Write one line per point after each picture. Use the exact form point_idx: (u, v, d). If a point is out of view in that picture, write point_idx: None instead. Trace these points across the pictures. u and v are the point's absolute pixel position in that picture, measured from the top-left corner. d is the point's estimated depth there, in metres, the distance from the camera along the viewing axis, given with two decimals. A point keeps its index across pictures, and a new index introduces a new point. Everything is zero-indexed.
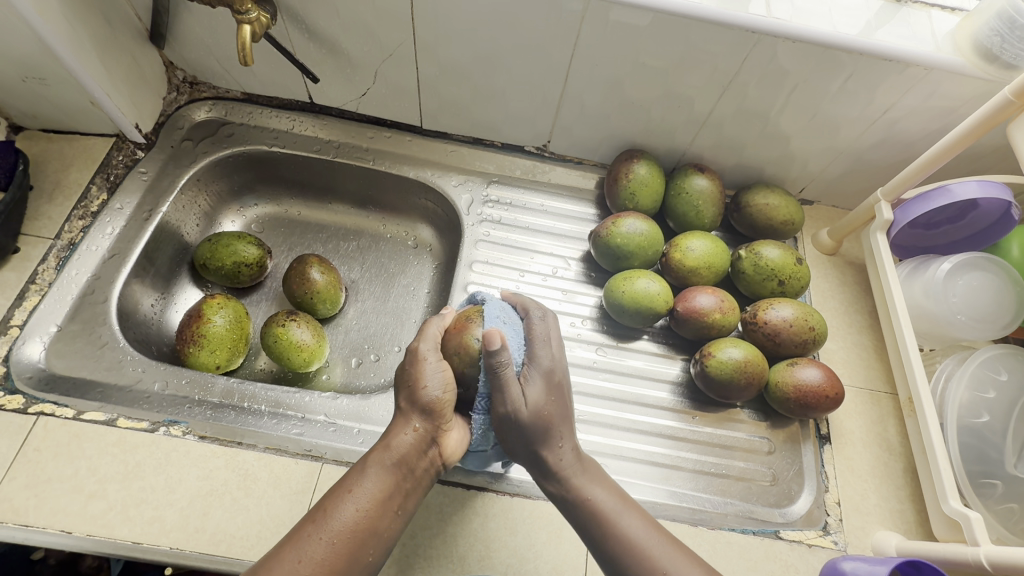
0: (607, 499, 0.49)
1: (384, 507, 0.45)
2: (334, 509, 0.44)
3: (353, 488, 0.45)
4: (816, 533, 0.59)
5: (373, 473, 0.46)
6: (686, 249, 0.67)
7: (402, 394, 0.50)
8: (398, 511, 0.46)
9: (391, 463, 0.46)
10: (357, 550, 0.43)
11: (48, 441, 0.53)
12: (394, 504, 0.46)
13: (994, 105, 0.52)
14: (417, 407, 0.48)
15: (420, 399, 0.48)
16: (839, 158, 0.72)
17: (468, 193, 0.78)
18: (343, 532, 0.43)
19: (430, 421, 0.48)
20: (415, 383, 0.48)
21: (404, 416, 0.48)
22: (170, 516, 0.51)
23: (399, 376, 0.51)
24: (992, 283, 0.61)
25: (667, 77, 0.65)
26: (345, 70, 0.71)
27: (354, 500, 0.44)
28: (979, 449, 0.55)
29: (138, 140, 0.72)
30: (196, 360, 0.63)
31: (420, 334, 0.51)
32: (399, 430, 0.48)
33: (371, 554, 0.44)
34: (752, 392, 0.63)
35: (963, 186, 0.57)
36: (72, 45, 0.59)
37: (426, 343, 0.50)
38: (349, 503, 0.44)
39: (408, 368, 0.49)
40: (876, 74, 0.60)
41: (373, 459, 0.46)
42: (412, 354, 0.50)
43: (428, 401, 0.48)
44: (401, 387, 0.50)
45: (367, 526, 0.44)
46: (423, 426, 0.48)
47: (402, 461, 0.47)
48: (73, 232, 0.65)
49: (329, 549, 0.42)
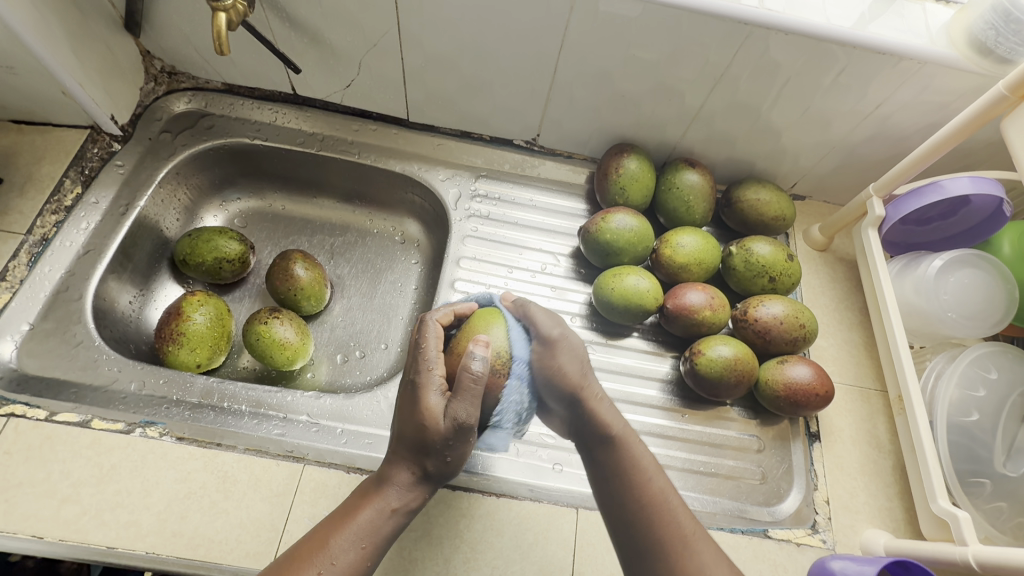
0: (647, 456, 0.49)
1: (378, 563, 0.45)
2: (344, 559, 0.42)
3: (364, 542, 0.43)
4: (805, 532, 0.59)
5: (385, 533, 0.44)
6: (677, 245, 0.66)
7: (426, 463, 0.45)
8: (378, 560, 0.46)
9: (400, 525, 0.46)
10: None
11: (19, 444, 0.52)
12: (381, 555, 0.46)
13: (987, 100, 0.51)
14: (439, 476, 0.47)
15: (444, 471, 0.47)
16: (831, 153, 0.71)
17: (456, 187, 0.77)
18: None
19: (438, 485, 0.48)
20: (450, 461, 0.46)
21: (421, 488, 0.46)
22: (147, 520, 0.50)
23: (432, 443, 0.45)
24: (983, 280, 0.60)
25: (658, 70, 0.64)
26: (328, 60, 0.69)
27: (362, 555, 0.43)
28: (968, 448, 0.54)
29: (114, 132, 0.70)
30: (176, 359, 0.62)
31: (457, 409, 0.44)
32: (413, 498, 0.46)
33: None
34: (741, 390, 0.62)
35: (955, 182, 0.57)
36: (41, 33, 0.57)
37: (473, 416, 0.44)
38: (360, 555, 0.42)
39: (449, 440, 0.45)
40: (869, 68, 0.59)
41: (388, 520, 0.44)
42: (452, 425, 0.44)
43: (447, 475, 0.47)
44: (428, 456, 0.45)
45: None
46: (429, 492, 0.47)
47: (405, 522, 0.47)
48: (46, 227, 0.63)
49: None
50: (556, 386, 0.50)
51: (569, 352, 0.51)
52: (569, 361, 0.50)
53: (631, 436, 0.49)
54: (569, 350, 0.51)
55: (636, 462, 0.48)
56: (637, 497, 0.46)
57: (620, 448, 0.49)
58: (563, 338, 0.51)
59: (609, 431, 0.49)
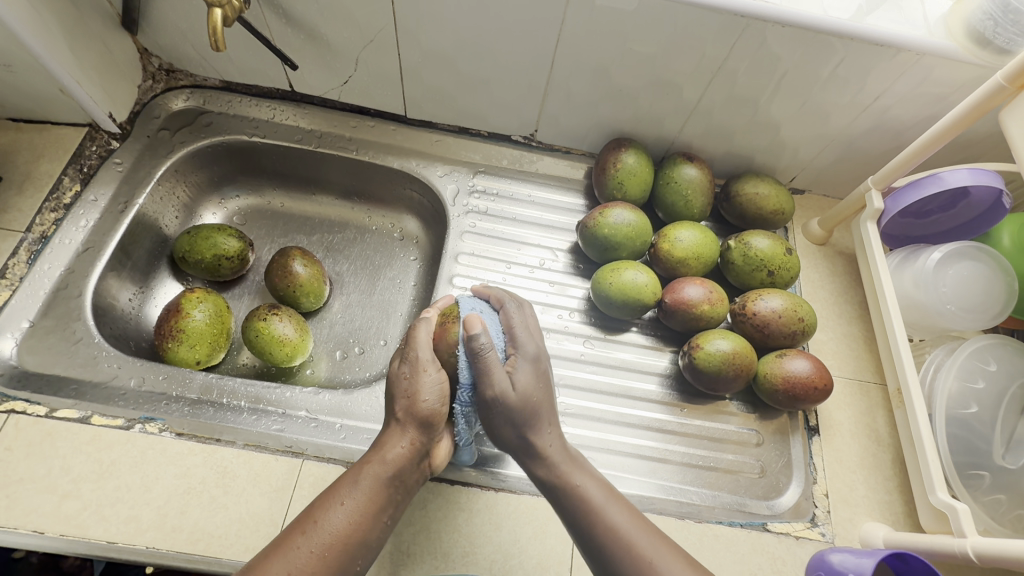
0: (595, 490, 0.47)
1: (375, 517, 0.44)
2: (325, 519, 0.42)
3: (345, 499, 0.44)
4: (804, 525, 0.59)
5: (366, 484, 0.44)
6: (675, 239, 0.66)
7: (395, 404, 0.47)
8: (388, 519, 0.46)
9: (385, 476, 0.45)
10: (348, 557, 0.42)
11: (20, 440, 0.52)
12: (385, 515, 0.45)
13: (986, 91, 0.51)
14: (414, 420, 0.46)
15: (417, 409, 0.46)
16: (830, 146, 0.71)
17: (454, 183, 0.77)
18: (332, 542, 0.42)
19: (426, 434, 0.47)
20: (414, 395, 0.46)
21: (398, 428, 0.46)
22: (147, 515, 0.50)
23: (393, 381, 0.48)
24: (983, 272, 0.60)
25: (655, 64, 0.63)
26: (326, 57, 0.69)
27: (345, 512, 0.43)
28: (967, 441, 0.54)
29: (112, 130, 0.70)
30: (175, 355, 0.62)
31: (412, 340, 0.48)
32: (394, 443, 0.46)
33: (359, 563, 0.43)
34: (740, 384, 0.62)
35: (954, 174, 0.56)
36: (38, 31, 0.57)
37: (424, 351, 0.47)
38: (340, 514, 0.43)
39: (404, 375, 0.47)
40: (868, 60, 0.59)
41: (367, 471, 0.45)
42: (409, 360, 0.47)
43: (427, 413, 0.46)
44: (396, 395, 0.47)
45: (357, 537, 0.43)
46: (419, 439, 0.47)
47: (397, 474, 0.45)
48: (45, 225, 0.64)
49: (319, 562, 0.41)
50: (517, 425, 0.47)
51: (505, 417, 0.47)
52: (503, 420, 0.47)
53: (572, 474, 0.48)
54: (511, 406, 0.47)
55: (585, 498, 0.47)
56: (599, 544, 0.45)
57: (566, 493, 0.47)
58: (501, 399, 0.46)
59: (552, 471, 0.48)
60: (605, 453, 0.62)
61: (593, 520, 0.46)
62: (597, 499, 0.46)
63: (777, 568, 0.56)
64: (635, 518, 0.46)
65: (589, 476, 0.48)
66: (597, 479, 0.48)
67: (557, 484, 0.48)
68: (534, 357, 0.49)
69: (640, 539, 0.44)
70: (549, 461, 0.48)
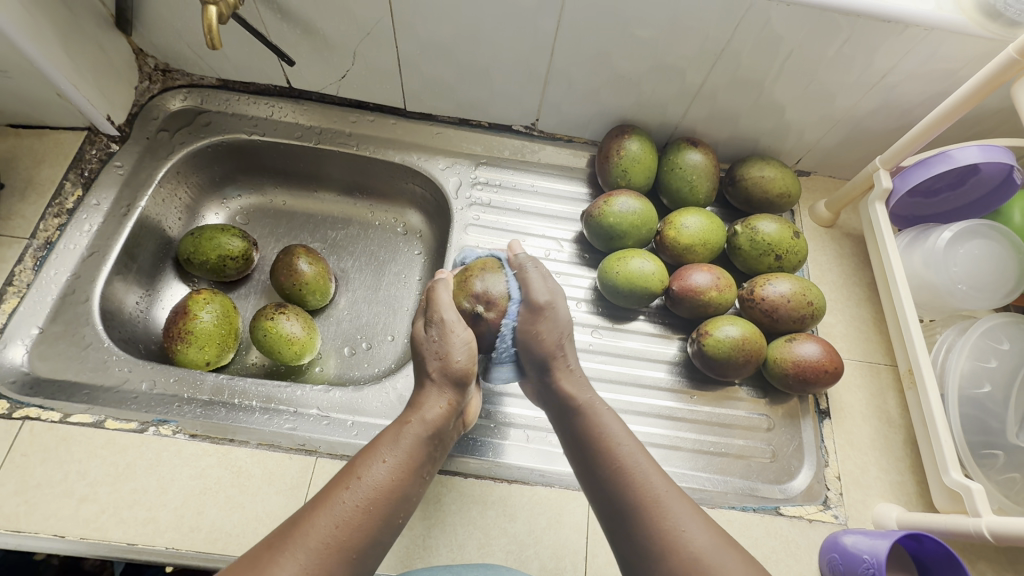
0: (616, 428, 0.49)
1: (415, 474, 0.45)
2: (368, 474, 0.43)
3: (386, 455, 0.44)
4: (817, 508, 0.59)
5: (406, 443, 0.45)
6: (681, 226, 0.65)
7: (429, 366, 0.50)
8: (425, 477, 0.47)
9: (424, 435, 0.46)
10: (389, 513, 0.43)
11: (36, 446, 0.53)
12: (422, 472, 0.46)
13: (997, 66, 0.50)
14: (447, 380, 0.49)
15: (451, 369, 0.49)
16: (836, 126, 0.70)
17: (456, 176, 0.76)
18: (376, 497, 0.42)
19: (460, 392, 0.50)
20: (446, 355, 0.49)
21: (435, 388, 0.49)
22: (164, 516, 0.51)
23: (421, 346, 0.50)
24: (994, 250, 0.59)
25: (657, 48, 0.62)
26: (322, 52, 0.68)
27: (387, 468, 0.44)
28: (979, 420, 0.54)
29: (111, 132, 0.70)
30: (186, 358, 0.62)
31: (436, 304, 0.50)
32: (431, 403, 0.48)
33: (401, 517, 0.44)
34: (750, 369, 0.62)
35: (964, 151, 0.56)
36: (31, 34, 0.56)
37: (449, 312, 0.50)
38: (382, 469, 0.43)
39: (432, 338, 0.50)
40: (874, 37, 0.58)
41: (407, 430, 0.46)
42: (436, 325, 0.50)
43: (460, 372, 0.49)
44: (427, 358, 0.50)
45: (399, 492, 0.44)
46: (455, 399, 0.49)
47: (434, 432, 0.47)
48: (49, 230, 0.64)
49: (365, 515, 0.41)
50: (540, 367, 0.53)
51: (553, 325, 0.52)
52: (550, 330, 0.52)
53: (595, 403, 0.51)
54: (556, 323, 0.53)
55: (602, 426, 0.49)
56: (612, 474, 0.46)
57: (583, 420, 0.50)
58: (552, 304, 0.53)
59: (573, 402, 0.51)
60: None
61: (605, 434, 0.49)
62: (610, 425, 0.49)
63: (790, 551, 0.56)
64: (655, 465, 0.47)
65: (615, 419, 0.51)
66: (620, 422, 0.51)
67: (580, 411, 0.51)
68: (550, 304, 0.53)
69: (652, 474, 0.46)
70: (575, 399, 0.52)
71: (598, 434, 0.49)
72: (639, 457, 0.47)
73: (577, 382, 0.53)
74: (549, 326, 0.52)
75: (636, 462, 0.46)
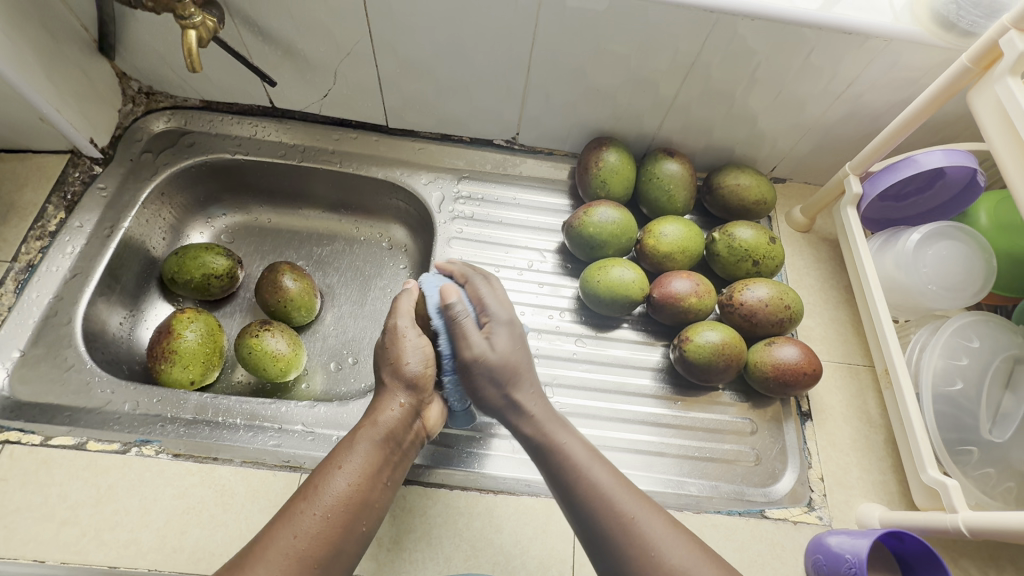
0: (579, 450, 0.48)
1: (375, 479, 0.45)
2: (325, 484, 0.43)
3: (343, 464, 0.45)
4: (801, 510, 0.59)
5: (362, 448, 0.46)
6: (659, 234, 0.67)
7: (383, 370, 0.52)
8: (389, 483, 0.47)
9: (379, 438, 0.47)
10: (351, 522, 0.43)
11: (15, 470, 0.52)
12: (383, 477, 0.46)
13: (953, 73, 0.52)
14: (401, 382, 0.51)
15: (403, 373, 0.51)
16: (808, 134, 0.72)
17: (439, 190, 0.77)
18: (335, 505, 0.42)
19: (415, 395, 0.51)
20: (397, 359, 0.51)
21: (388, 391, 0.50)
22: (147, 537, 0.50)
23: (380, 353, 0.53)
24: (962, 250, 0.61)
25: (630, 62, 0.64)
26: (304, 72, 0.70)
27: (345, 475, 0.44)
28: (954, 417, 0.55)
29: (94, 155, 0.70)
30: (169, 377, 0.62)
31: (394, 310, 0.53)
32: (384, 407, 0.49)
33: (364, 524, 0.44)
34: (731, 373, 0.63)
35: (929, 156, 0.57)
36: (14, 61, 0.57)
37: (403, 320, 0.52)
38: (340, 478, 0.44)
39: (386, 345, 0.52)
40: (838, 48, 0.60)
41: (361, 436, 0.47)
42: (390, 331, 0.52)
43: (412, 375, 0.51)
44: (382, 363, 0.52)
45: (360, 498, 0.44)
46: (409, 401, 0.51)
47: (389, 436, 0.48)
48: (31, 253, 0.64)
49: (325, 524, 0.41)
50: (498, 384, 0.50)
51: (485, 373, 0.50)
52: (484, 380, 0.50)
53: (554, 430, 0.49)
54: (486, 371, 0.50)
55: (568, 457, 0.47)
56: (580, 498, 0.45)
57: (550, 450, 0.48)
58: (479, 361, 0.50)
59: (539, 429, 0.49)
60: (603, 450, 0.62)
61: (575, 472, 0.46)
62: (578, 457, 0.47)
63: (776, 553, 0.56)
64: (618, 480, 0.46)
65: (575, 436, 0.49)
66: (582, 440, 0.49)
67: (541, 441, 0.49)
68: (507, 321, 0.52)
69: (622, 497, 0.45)
70: (537, 422, 0.50)
71: (564, 462, 0.47)
72: (602, 475, 0.46)
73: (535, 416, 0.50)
74: (502, 339, 0.51)
75: (604, 485, 0.45)
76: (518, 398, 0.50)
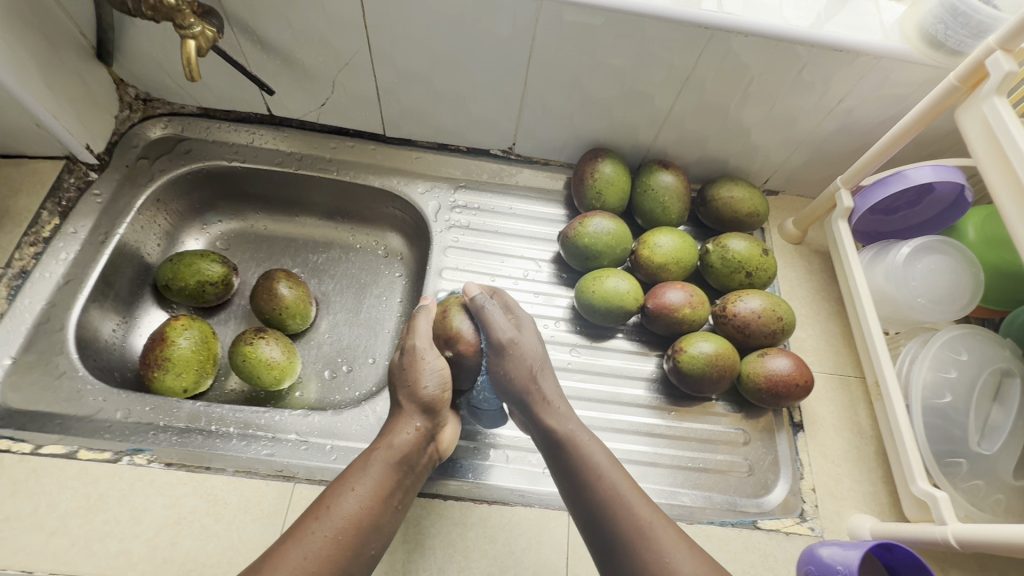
0: (599, 456, 0.50)
1: (385, 503, 0.46)
2: (338, 504, 0.44)
3: (356, 485, 0.46)
4: (793, 521, 0.60)
5: (374, 471, 0.47)
6: (654, 246, 0.67)
7: (400, 392, 0.53)
8: (398, 506, 0.48)
9: (393, 461, 0.48)
10: (359, 544, 0.44)
11: (4, 479, 0.52)
12: (393, 501, 0.47)
13: (941, 92, 0.53)
14: (416, 406, 0.51)
15: (419, 395, 0.52)
16: (800, 148, 0.73)
17: (435, 200, 0.77)
18: (345, 525, 0.43)
19: (430, 419, 0.52)
20: (415, 382, 0.52)
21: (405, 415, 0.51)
22: (137, 547, 0.50)
23: (395, 374, 0.54)
24: (950, 264, 0.62)
25: (627, 76, 0.65)
26: (303, 82, 0.70)
27: (357, 496, 0.45)
28: (944, 430, 0.56)
29: (91, 161, 0.70)
30: (162, 385, 0.61)
31: (412, 331, 0.55)
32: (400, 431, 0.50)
33: (371, 548, 0.45)
34: (725, 384, 0.63)
35: (918, 172, 0.58)
36: (12, 67, 0.57)
37: (421, 338, 0.54)
38: (352, 499, 0.45)
39: (405, 365, 0.53)
40: (830, 65, 0.61)
41: (374, 458, 0.48)
42: (409, 353, 0.54)
43: (428, 399, 0.52)
44: (398, 386, 0.53)
45: (369, 521, 0.45)
46: (425, 424, 0.51)
47: (403, 459, 0.49)
48: (24, 259, 0.63)
49: (334, 544, 0.42)
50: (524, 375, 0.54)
51: (518, 360, 0.54)
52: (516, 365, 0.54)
53: (577, 433, 0.51)
54: (519, 358, 0.54)
55: (589, 460, 0.49)
56: (595, 498, 0.47)
57: (571, 449, 0.50)
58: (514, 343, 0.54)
59: (562, 426, 0.52)
60: None
61: (593, 473, 0.49)
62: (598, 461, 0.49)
63: (769, 564, 0.57)
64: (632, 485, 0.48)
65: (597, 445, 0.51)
66: (602, 447, 0.51)
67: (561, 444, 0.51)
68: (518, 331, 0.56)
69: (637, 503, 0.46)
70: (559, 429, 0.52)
71: (586, 465, 0.49)
72: (617, 479, 0.48)
73: (557, 414, 0.53)
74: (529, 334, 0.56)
75: (619, 489, 0.47)
76: (546, 391, 0.54)
